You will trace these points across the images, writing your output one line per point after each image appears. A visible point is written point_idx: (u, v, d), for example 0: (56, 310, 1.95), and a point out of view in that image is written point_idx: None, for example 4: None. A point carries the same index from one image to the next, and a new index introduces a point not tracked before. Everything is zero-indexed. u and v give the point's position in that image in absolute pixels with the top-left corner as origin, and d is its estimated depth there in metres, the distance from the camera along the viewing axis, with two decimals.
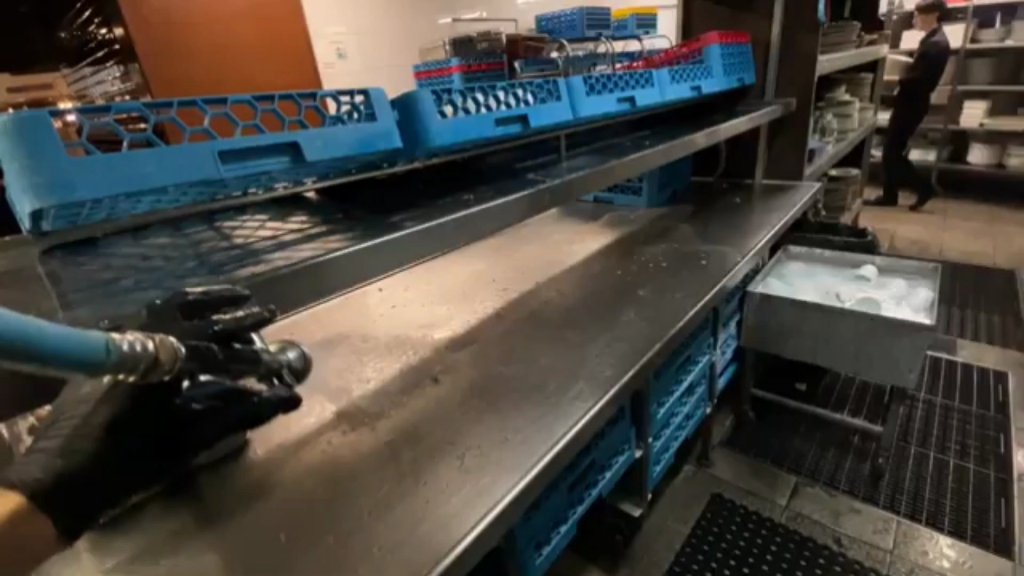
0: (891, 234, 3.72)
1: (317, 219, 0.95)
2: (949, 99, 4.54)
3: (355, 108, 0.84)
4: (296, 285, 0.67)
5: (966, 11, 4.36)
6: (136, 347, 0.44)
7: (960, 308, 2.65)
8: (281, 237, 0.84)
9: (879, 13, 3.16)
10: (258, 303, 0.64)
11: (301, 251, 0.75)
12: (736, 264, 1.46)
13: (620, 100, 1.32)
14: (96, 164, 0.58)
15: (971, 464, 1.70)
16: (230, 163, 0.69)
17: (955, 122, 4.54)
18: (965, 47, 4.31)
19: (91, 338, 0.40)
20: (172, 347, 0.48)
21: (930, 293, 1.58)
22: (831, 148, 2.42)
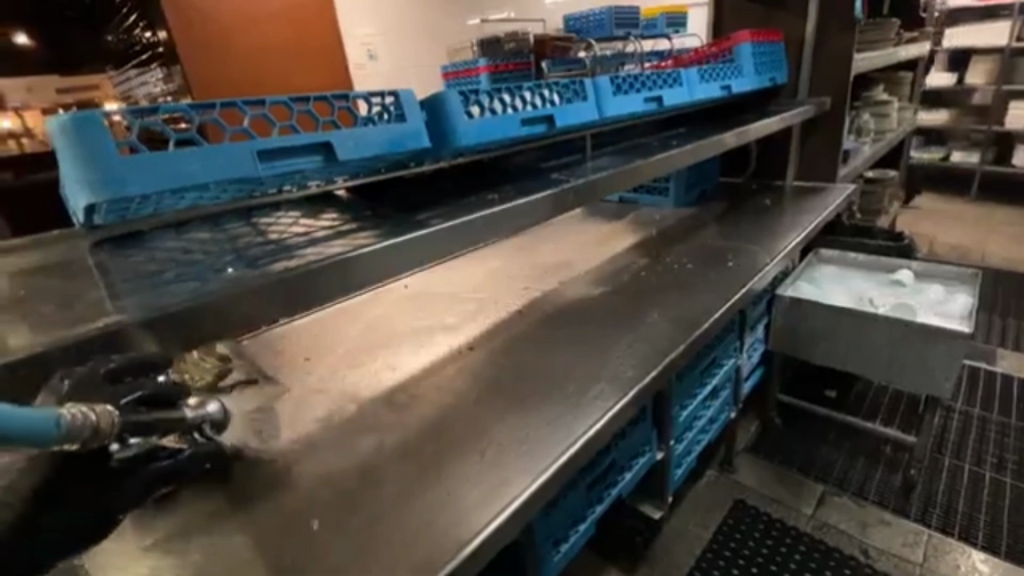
0: (930, 238, 3.60)
1: (346, 215, 0.97)
2: (993, 99, 4.36)
3: (386, 109, 0.85)
4: (327, 279, 0.68)
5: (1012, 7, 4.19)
6: (82, 418, 0.49)
7: (1002, 316, 2.54)
8: (313, 232, 0.86)
9: (919, 10, 3.05)
10: (291, 295, 0.65)
11: (331, 247, 0.77)
12: (764, 267, 1.43)
13: (647, 99, 1.31)
14: (143, 163, 0.60)
15: (1009, 478, 1.63)
16: (266, 162, 0.72)
17: (999, 122, 4.36)
18: (1010, 45, 4.14)
19: (43, 416, 0.45)
20: (108, 417, 0.53)
21: (969, 300, 1.52)
22: (867, 148, 2.35)
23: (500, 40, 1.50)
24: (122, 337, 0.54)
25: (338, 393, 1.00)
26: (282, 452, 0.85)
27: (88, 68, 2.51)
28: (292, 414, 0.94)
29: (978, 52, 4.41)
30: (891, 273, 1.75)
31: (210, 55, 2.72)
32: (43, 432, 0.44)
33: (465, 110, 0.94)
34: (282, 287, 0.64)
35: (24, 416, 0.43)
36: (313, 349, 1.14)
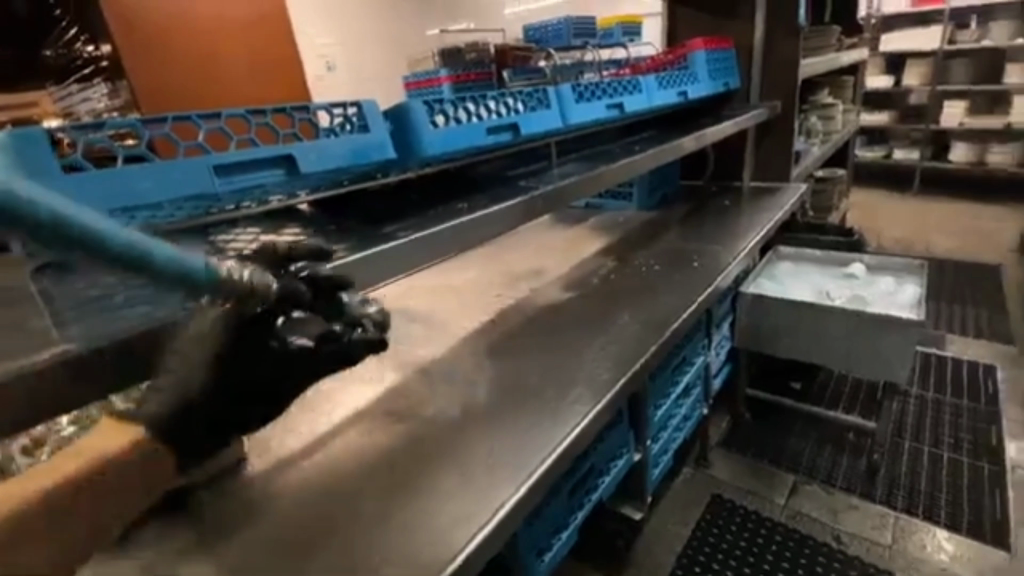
0: (877, 232, 3.79)
1: (312, 229, 0.95)
2: (930, 99, 4.65)
3: (348, 120, 0.84)
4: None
5: (943, 13, 4.48)
6: (234, 274, 0.47)
7: (948, 304, 2.69)
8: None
9: (858, 17, 3.24)
10: None
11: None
12: (727, 266, 1.48)
13: (609, 106, 1.34)
14: (90, 182, 0.57)
15: (965, 458, 1.72)
16: (225, 177, 0.69)
17: (935, 121, 4.66)
18: (942, 49, 4.44)
19: (193, 261, 0.43)
20: (265, 281, 0.51)
21: (917, 291, 1.61)
22: (816, 149, 2.47)
23: (462, 51, 1.53)
24: (75, 370, 0.50)
25: (311, 412, 0.96)
26: (252, 475, 0.82)
27: (26, 84, 2.48)
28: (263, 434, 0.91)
29: (913, 56, 4.69)
30: (844, 267, 1.84)
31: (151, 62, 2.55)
32: (194, 273, 0.43)
33: (430, 119, 0.94)
34: None
35: (169, 252, 0.41)
36: None
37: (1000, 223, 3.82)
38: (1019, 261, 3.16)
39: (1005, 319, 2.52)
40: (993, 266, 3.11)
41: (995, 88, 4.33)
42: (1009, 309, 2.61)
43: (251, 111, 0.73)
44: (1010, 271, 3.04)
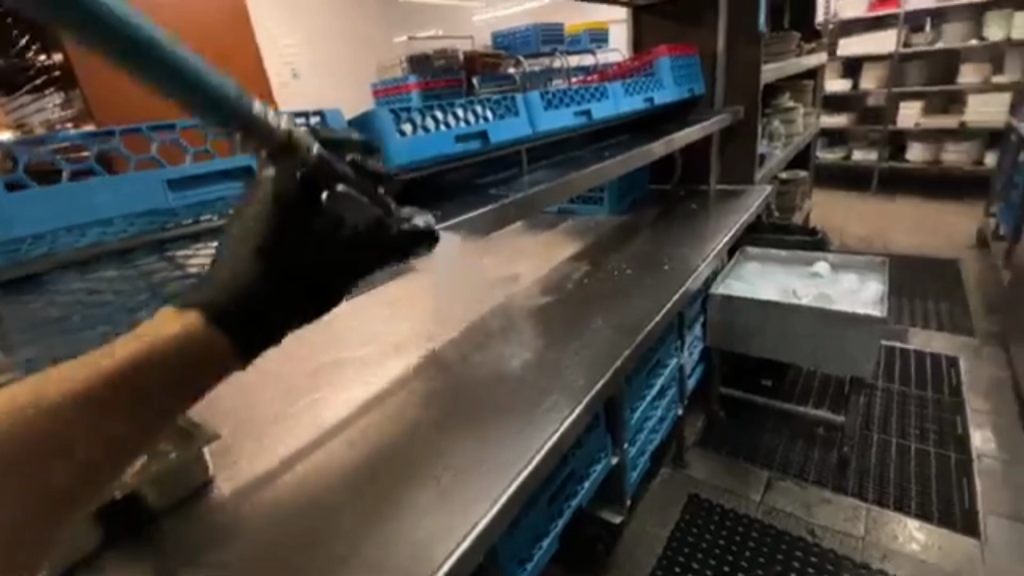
0: (841, 230, 3.91)
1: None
2: (887, 100, 4.81)
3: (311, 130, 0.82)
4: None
5: (897, 17, 4.65)
6: (269, 116, 0.40)
7: (911, 298, 2.78)
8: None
9: (816, 23, 3.34)
10: None
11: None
12: (697, 268, 1.50)
13: (577, 113, 1.36)
14: (33, 200, 0.55)
15: (931, 448, 1.78)
16: (178, 191, 0.67)
17: (892, 122, 4.82)
18: (896, 52, 4.60)
19: (219, 81, 0.37)
20: (306, 138, 0.43)
21: (880, 287, 1.66)
22: (779, 152, 2.53)
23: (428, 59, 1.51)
24: None
25: (282, 429, 0.94)
26: (220, 498, 0.80)
27: None
28: (230, 453, 0.89)
29: (870, 59, 4.86)
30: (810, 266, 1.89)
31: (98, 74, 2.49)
32: (217, 95, 0.36)
33: (396, 128, 0.93)
34: None
35: (190, 62, 0.35)
36: (252, 383, 1.07)
37: (956, 220, 3.98)
38: (976, 255, 3.30)
39: (964, 311, 2.62)
40: (951, 260, 3.24)
41: (947, 89, 4.52)
42: (968, 302, 2.71)
43: (208, 122, 0.72)
44: (967, 265, 3.16)
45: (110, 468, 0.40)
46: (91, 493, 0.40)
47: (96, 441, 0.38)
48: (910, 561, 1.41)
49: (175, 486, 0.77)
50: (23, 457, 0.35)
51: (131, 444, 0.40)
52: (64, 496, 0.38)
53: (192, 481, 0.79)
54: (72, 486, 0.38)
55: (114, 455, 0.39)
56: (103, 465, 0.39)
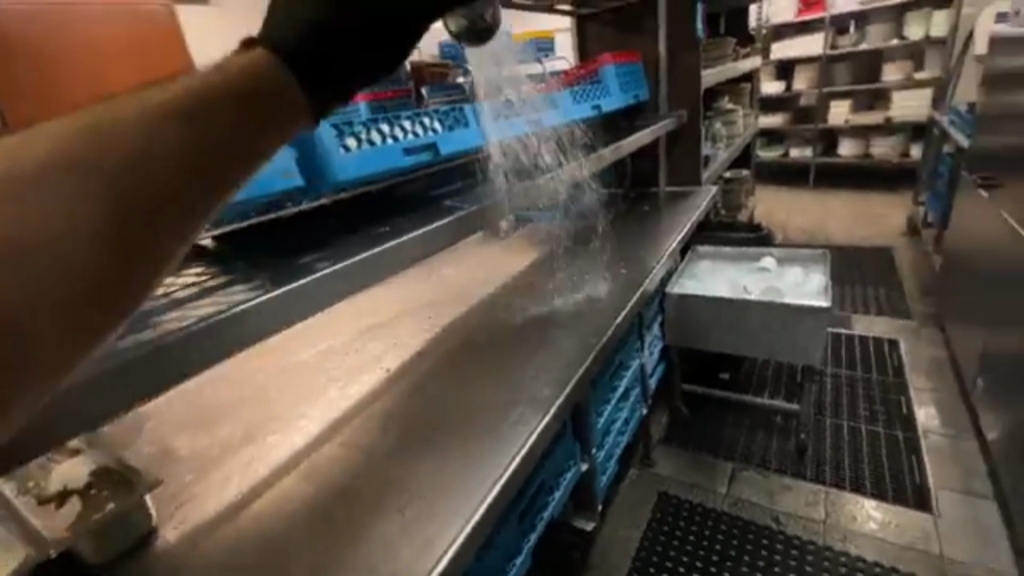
0: (783, 225, 4.09)
1: (214, 267, 0.90)
2: (818, 100, 5.08)
3: None
4: (204, 344, 0.61)
5: (823, 20, 4.91)
6: None
7: (852, 287, 2.93)
8: (168, 295, 0.77)
9: (750, 28, 3.49)
10: (166, 369, 0.58)
11: (196, 310, 0.68)
12: (652, 269, 1.53)
13: (526, 123, 1.37)
14: None
15: (880, 428, 1.88)
16: None
17: (823, 120, 5.10)
18: (825, 54, 4.87)
19: None
20: None
21: (823, 279, 1.74)
22: (722, 153, 2.62)
23: None
24: None
25: (236, 464, 0.89)
26: (167, 546, 0.74)
27: None
28: (178, 496, 0.83)
29: (801, 61, 5.12)
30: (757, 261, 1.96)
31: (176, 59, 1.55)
32: None
33: (340, 143, 0.91)
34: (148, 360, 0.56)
35: None
36: (203, 416, 1.01)
37: (886, 210, 4.23)
38: (907, 242, 3.52)
39: (900, 296, 2.78)
40: (885, 248, 3.44)
41: (871, 88, 4.81)
42: (903, 287, 2.88)
43: None
44: (900, 251, 3.37)
45: (199, 217, 0.29)
46: (178, 248, 0.28)
47: (178, 164, 0.27)
48: (869, 540, 1.47)
49: (114, 540, 0.71)
50: (87, 166, 0.25)
51: (224, 186, 0.29)
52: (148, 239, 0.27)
53: (134, 530, 0.73)
54: (157, 227, 0.27)
55: (202, 199, 0.28)
56: (196, 201, 0.28)
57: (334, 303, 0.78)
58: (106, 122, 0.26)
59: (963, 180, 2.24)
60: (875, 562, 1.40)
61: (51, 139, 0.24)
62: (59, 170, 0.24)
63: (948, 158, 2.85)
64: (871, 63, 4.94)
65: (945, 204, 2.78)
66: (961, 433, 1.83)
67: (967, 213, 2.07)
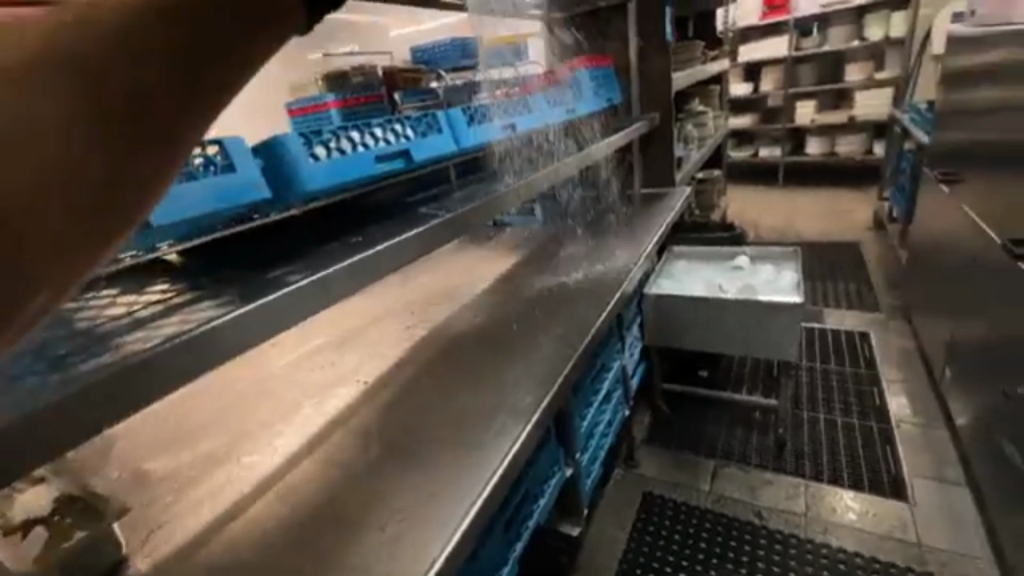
0: (755, 223, 4.18)
1: (181, 283, 0.87)
2: (785, 100, 5.21)
3: (209, 161, 0.77)
4: (172, 364, 0.58)
5: (788, 23, 5.05)
6: None
7: (823, 282, 3.01)
8: (130, 315, 0.74)
9: (718, 31, 3.56)
10: (136, 394, 0.55)
11: (160, 330, 0.65)
12: (629, 271, 1.54)
13: (500, 128, 1.36)
14: None
15: (856, 420, 1.92)
16: None
17: (791, 120, 5.23)
18: (790, 55, 5.00)
19: None
20: None
21: (795, 275, 1.78)
22: (694, 155, 2.67)
23: (346, 74, 1.27)
24: None
25: (211, 484, 0.86)
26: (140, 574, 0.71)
27: None
28: (150, 519, 0.79)
29: (767, 63, 5.25)
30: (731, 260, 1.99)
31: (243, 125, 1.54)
32: None
33: (308, 153, 0.89)
34: (117, 384, 0.53)
35: None
36: (178, 434, 0.98)
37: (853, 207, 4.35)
38: (874, 237, 3.63)
39: (869, 289, 2.86)
40: (854, 244, 3.54)
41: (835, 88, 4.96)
42: (872, 281, 2.96)
43: None
44: (868, 246, 3.47)
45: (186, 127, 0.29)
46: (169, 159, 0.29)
47: (161, 69, 0.27)
48: (849, 531, 1.50)
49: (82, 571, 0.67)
50: (71, 68, 0.24)
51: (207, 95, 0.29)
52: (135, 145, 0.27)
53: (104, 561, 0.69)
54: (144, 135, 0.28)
55: (186, 107, 0.29)
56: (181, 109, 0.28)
57: (308, 317, 0.76)
58: (91, 15, 0.25)
59: (924, 176, 2.32)
60: (855, 553, 1.43)
61: (26, 37, 0.24)
62: (36, 65, 0.24)
63: (910, 156, 2.95)
64: (834, 64, 5.09)
65: (908, 199, 2.88)
66: (931, 421, 1.89)
67: (930, 207, 2.15)
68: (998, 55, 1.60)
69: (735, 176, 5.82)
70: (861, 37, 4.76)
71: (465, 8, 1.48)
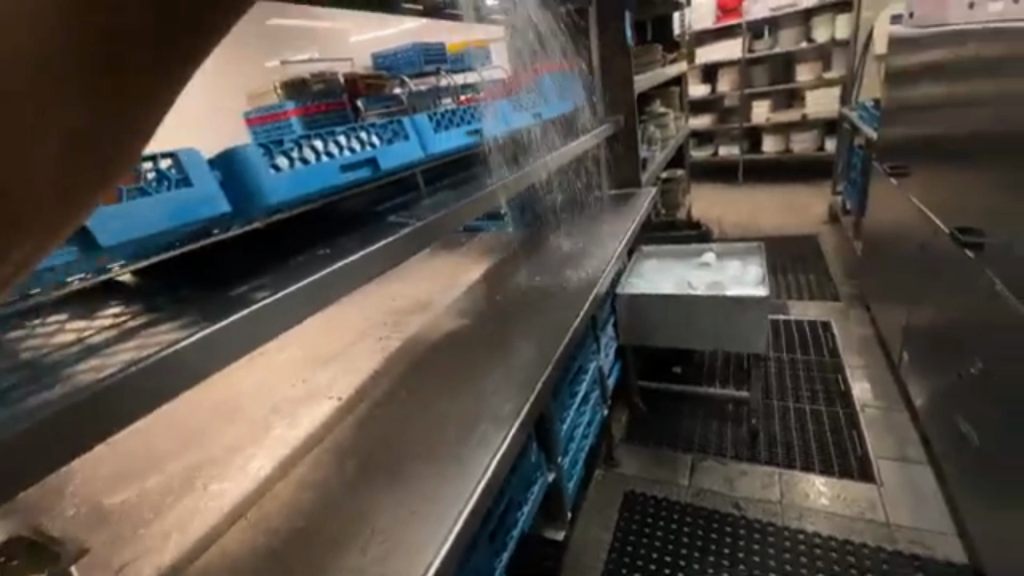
0: (718, 219, 4.32)
1: (136, 305, 0.82)
2: (740, 101, 5.41)
3: (163, 176, 0.73)
4: (135, 390, 0.54)
5: (739, 27, 5.25)
6: None
7: (786, 275, 3.12)
8: (82, 341, 0.69)
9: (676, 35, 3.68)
10: (97, 424, 0.52)
11: (116, 357, 0.61)
12: (601, 272, 1.56)
13: (468, 133, 1.35)
14: None
15: (823, 407, 1.99)
16: None
17: (747, 120, 5.43)
18: (743, 58, 5.19)
19: None
20: None
21: (760, 269, 1.84)
22: (657, 156, 2.74)
23: (305, 81, 1.20)
24: None
25: (177, 513, 0.81)
26: None
27: None
28: (114, 552, 0.75)
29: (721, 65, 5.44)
30: (698, 257, 2.04)
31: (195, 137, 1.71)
32: None
33: (270, 163, 0.85)
34: (75, 414, 0.49)
35: None
36: (143, 462, 0.93)
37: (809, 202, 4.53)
38: (831, 229, 3.79)
39: (829, 280, 2.99)
40: (812, 236, 3.69)
41: (785, 88, 5.17)
42: (831, 272, 3.09)
43: None
44: (825, 239, 3.61)
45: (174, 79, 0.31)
46: (154, 109, 0.31)
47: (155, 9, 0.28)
48: (822, 515, 1.55)
49: None
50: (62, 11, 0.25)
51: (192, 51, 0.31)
52: (127, 98, 0.29)
53: None
54: (135, 90, 0.29)
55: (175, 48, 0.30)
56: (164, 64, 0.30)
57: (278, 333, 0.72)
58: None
59: (873, 170, 2.43)
60: (829, 536, 1.48)
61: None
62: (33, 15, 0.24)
63: (859, 152, 3.09)
64: (784, 66, 5.31)
65: (860, 193, 3.01)
66: (893, 404, 1.97)
67: (881, 200, 2.26)
68: (937, 54, 1.69)
69: (697, 176, 6.00)
70: (808, 39, 4.98)
71: (428, 14, 1.47)
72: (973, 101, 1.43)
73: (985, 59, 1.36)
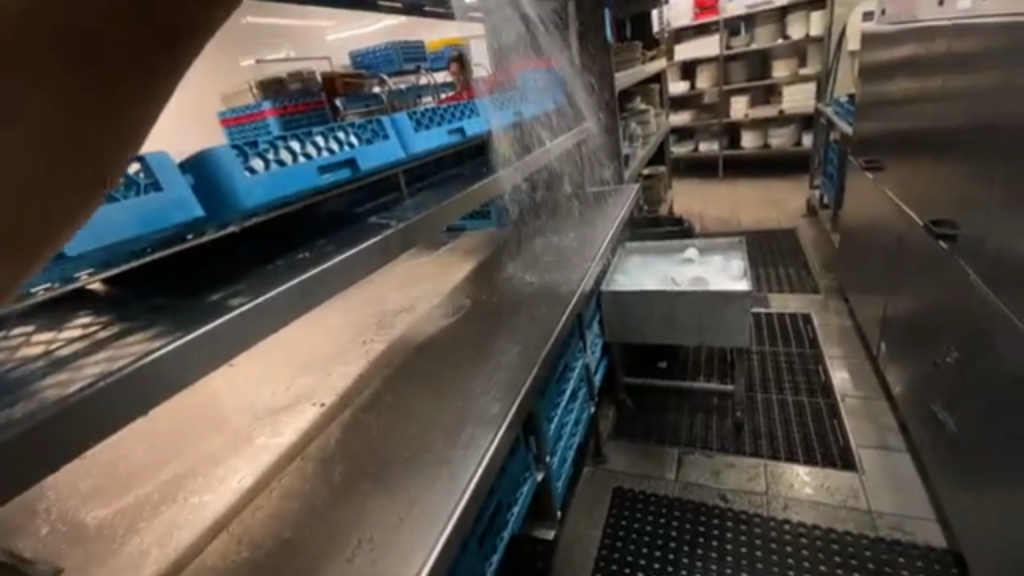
0: (699, 215, 4.36)
1: (108, 315, 0.79)
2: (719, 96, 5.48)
3: (130, 180, 0.69)
4: (105, 405, 0.51)
5: (717, 24, 5.29)
6: None
7: (767, 268, 3.17)
8: (47, 355, 0.66)
9: (653, 32, 3.74)
10: (62, 443, 0.48)
11: (85, 371, 0.58)
12: (586, 270, 1.55)
13: (450, 132, 1.34)
14: None
15: (805, 397, 2.03)
16: None
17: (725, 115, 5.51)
18: (721, 54, 5.26)
19: None
20: None
21: (742, 263, 1.86)
22: (637, 153, 2.76)
23: (282, 80, 1.15)
24: None
25: (156, 529, 0.78)
26: None
27: None
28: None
29: (699, 61, 5.50)
30: (681, 253, 2.05)
31: (164, 139, 1.79)
32: None
33: (244, 166, 0.82)
34: (41, 433, 0.46)
35: None
36: (119, 476, 0.89)
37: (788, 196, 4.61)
38: (810, 222, 3.86)
39: (808, 273, 3.04)
40: (792, 230, 3.75)
41: (763, 84, 5.25)
42: (811, 265, 3.15)
43: None
44: (805, 232, 3.68)
45: (154, 99, 0.30)
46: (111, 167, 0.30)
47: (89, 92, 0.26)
48: (806, 504, 1.57)
49: None
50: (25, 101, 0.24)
51: (160, 72, 0.29)
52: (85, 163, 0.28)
53: None
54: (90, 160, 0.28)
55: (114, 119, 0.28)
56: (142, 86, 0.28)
57: (258, 342, 0.70)
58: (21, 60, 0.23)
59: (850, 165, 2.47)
60: (813, 525, 1.50)
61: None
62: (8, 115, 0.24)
63: (836, 146, 3.15)
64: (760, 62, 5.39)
65: (837, 187, 3.07)
66: (872, 393, 2.01)
67: (857, 193, 2.30)
68: (911, 49, 1.72)
69: (677, 172, 6.06)
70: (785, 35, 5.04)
71: (406, 11, 1.44)
72: (947, 94, 1.45)
73: (959, 53, 1.38)
